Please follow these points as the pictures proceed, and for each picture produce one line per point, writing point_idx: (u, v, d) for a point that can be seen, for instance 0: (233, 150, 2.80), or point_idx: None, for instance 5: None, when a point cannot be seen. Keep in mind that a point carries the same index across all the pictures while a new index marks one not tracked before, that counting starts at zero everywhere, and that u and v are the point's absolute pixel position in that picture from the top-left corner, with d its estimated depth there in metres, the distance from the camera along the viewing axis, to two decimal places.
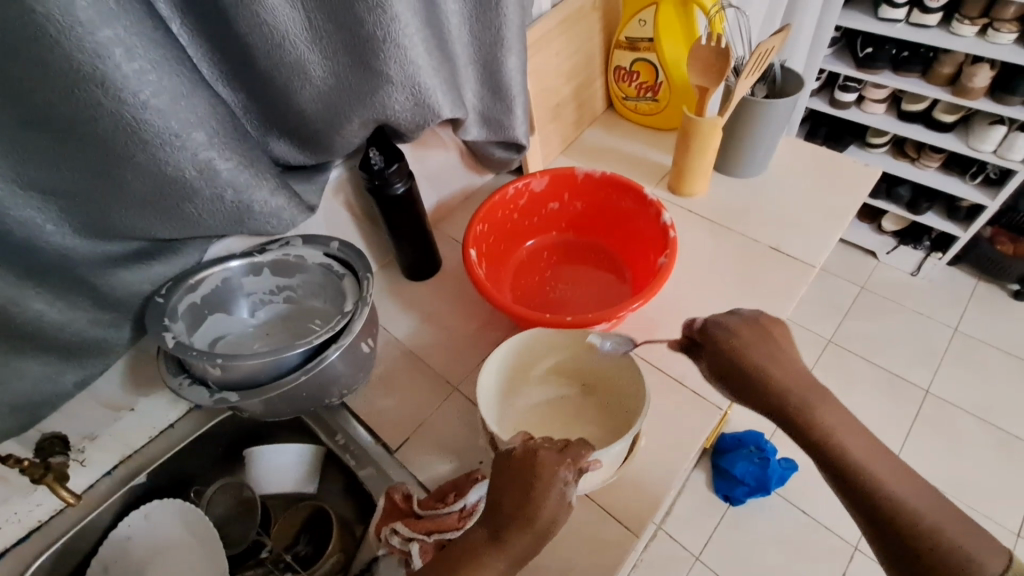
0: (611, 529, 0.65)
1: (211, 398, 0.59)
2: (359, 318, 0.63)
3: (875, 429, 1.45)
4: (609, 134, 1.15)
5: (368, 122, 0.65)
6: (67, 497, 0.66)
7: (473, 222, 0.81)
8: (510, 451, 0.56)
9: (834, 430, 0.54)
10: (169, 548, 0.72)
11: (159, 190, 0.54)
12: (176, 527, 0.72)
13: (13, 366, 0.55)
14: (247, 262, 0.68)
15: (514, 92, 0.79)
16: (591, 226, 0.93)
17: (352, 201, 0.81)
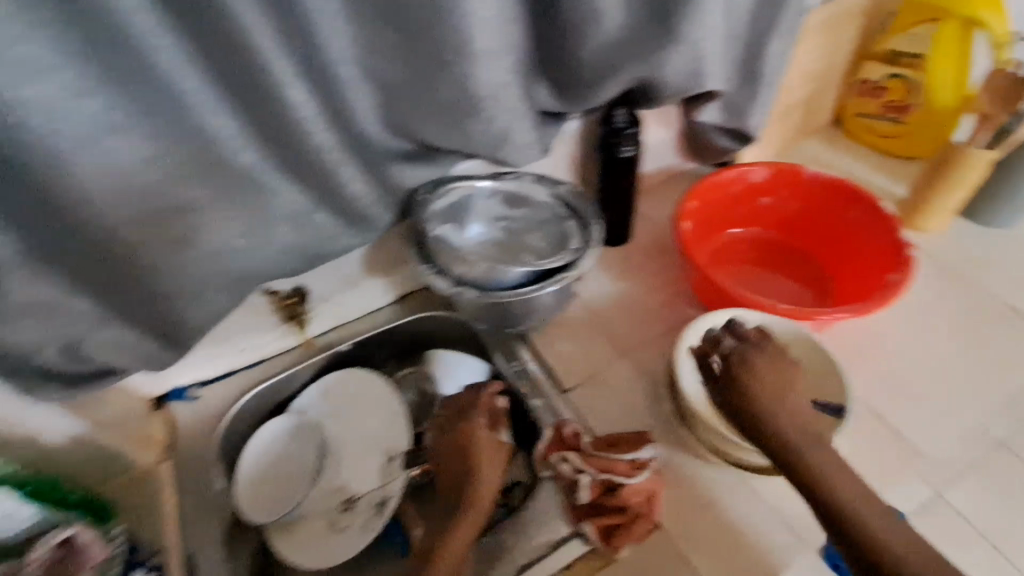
0: (778, 532, 0.64)
1: (450, 288, 0.67)
2: (585, 257, 0.68)
3: None
4: (829, 148, 1.08)
5: (635, 80, 0.68)
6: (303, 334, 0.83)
7: (688, 197, 0.84)
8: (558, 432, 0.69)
9: (894, 542, 0.52)
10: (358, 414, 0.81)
11: (456, 101, 0.61)
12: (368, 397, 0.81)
13: (314, 219, 0.61)
14: (489, 185, 0.76)
15: (768, 80, 0.78)
16: (801, 232, 0.90)
17: (575, 154, 0.86)
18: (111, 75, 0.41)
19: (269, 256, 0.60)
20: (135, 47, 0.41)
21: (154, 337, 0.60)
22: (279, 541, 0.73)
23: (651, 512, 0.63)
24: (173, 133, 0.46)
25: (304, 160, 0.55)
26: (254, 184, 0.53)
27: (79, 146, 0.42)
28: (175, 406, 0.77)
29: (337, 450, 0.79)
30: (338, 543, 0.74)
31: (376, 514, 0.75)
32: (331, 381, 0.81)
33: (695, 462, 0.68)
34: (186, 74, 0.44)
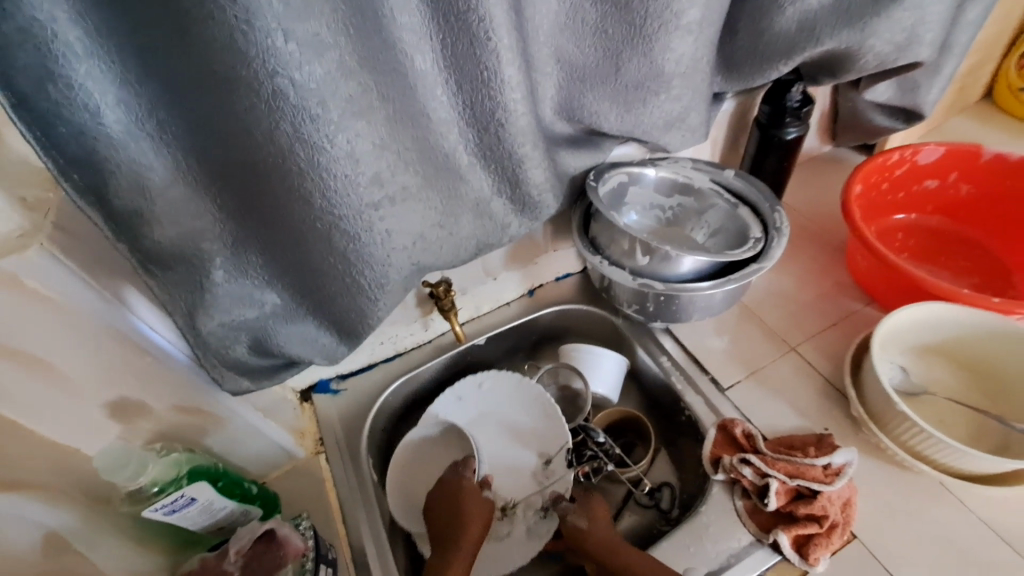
0: (998, 549, 0.57)
1: (634, 281, 0.62)
2: (775, 245, 0.62)
3: None
4: (983, 127, 0.99)
5: (826, 53, 0.62)
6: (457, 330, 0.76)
7: (853, 180, 0.77)
8: (715, 461, 0.64)
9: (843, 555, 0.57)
10: (503, 415, 0.77)
11: (644, 80, 0.57)
12: (510, 396, 0.78)
13: (491, 208, 0.58)
14: (646, 171, 0.72)
15: (959, 51, 0.70)
16: (972, 218, 0.82)
17: (723, 137, 0.81)
18: (365, 56, 0.39)
19: (448, 246, 0.56)
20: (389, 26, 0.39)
21: (333, 336, 0.56)
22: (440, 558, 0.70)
23: (849, 523, 0.58)
24: (400, 118, 0.43)
25: (501, 149, 0.52)
26: (454, 170, 0.51)
27: (341, 135, 0.40)
28: (319, 398, 0.77)
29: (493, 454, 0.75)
30: (503, 556, 0.69)
31: (543, 520, 0.70)
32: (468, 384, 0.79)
33: (888, 467, 0.63)
34: (422, 54, 0.42)
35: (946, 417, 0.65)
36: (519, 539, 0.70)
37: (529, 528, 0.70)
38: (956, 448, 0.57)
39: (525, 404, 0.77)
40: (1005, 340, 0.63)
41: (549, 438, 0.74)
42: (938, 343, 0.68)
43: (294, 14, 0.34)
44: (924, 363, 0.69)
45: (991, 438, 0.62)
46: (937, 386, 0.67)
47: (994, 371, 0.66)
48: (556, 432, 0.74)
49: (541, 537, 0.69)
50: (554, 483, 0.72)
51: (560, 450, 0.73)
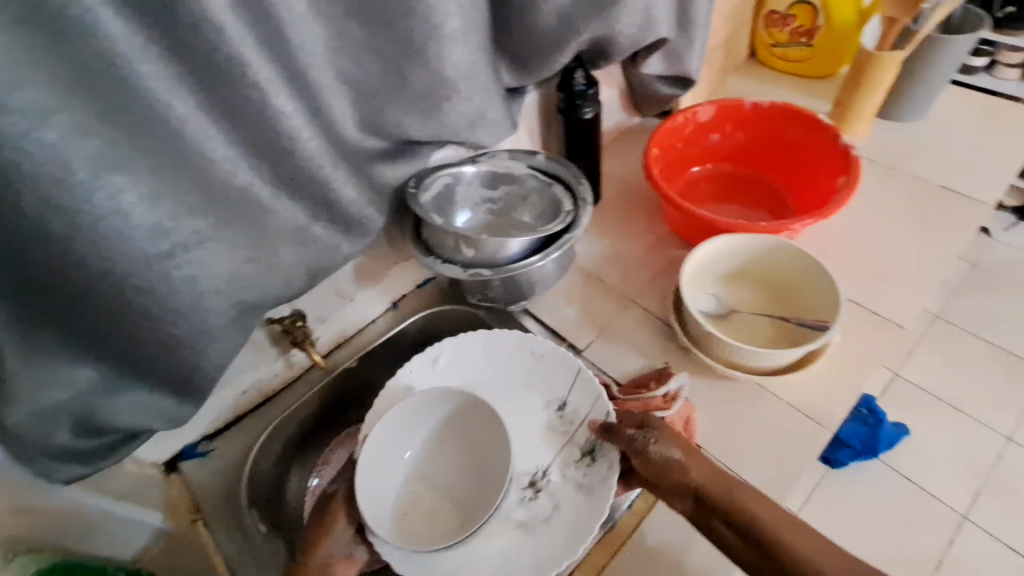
0: (805, 425, 0.68)
1: (465, 273, 0.65)
2: (582, 214, 0.69)
3: None
4: (753, 81, 1.16)
5: (589, 40, 0.70)
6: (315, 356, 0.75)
7: (649, 145, 0.88)
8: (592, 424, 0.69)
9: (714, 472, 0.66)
10: (490, 382, 0.75)
11: (432, 87, 0.61)
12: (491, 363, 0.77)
13: (312, 233, 0.59)
14: (468, 170, 0.77)
15: (700, 22, 0.83)
16: (752, 159, 0.97)
17: (536, 126, 0.88)
18: (109, 112, 0.40)
19: (275, 276, 0.57)
20: (133, 81, 0.40)
21: (173, 396, 0.56)
22: (466, 568, 0.61)
23: (692, 437, 0.67)
24: (171, 165, 0.45)
25: (299, 175, 0.54)
26: (255, 205, 0.52)
27: (102, 192, 0.41)
28: (188, 465, 0.74)
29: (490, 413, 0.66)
30: (561, 529, 0.63)
31: (593, 467, 0.66)
32: (422, 364, 0.75)
33: (716, 381, 0.73)
34: (181, 100, 0.44)
35: (753, 330, 0.77)
36: (569, 501, 0.65)
37: (576, 484, 0.66)
38: (755, 352, 0.67)
39: (508, 362, 0.76)
40: (780, 253, 0.76)
41: (552, 381, 0.74)
42: (736, 268, 0.80)
43: (10, 85, 0.35)
44: (732, 287, 0.80)
45: (787, 336, 0.75)
46: (743, 304, 0.79)
47: (782, 281, 0.78)
48: (554, 370, 0.74)
49: (608, 479, 0.64)
50: (581, 428, 0.70)
51: (571, 390, 0.72)
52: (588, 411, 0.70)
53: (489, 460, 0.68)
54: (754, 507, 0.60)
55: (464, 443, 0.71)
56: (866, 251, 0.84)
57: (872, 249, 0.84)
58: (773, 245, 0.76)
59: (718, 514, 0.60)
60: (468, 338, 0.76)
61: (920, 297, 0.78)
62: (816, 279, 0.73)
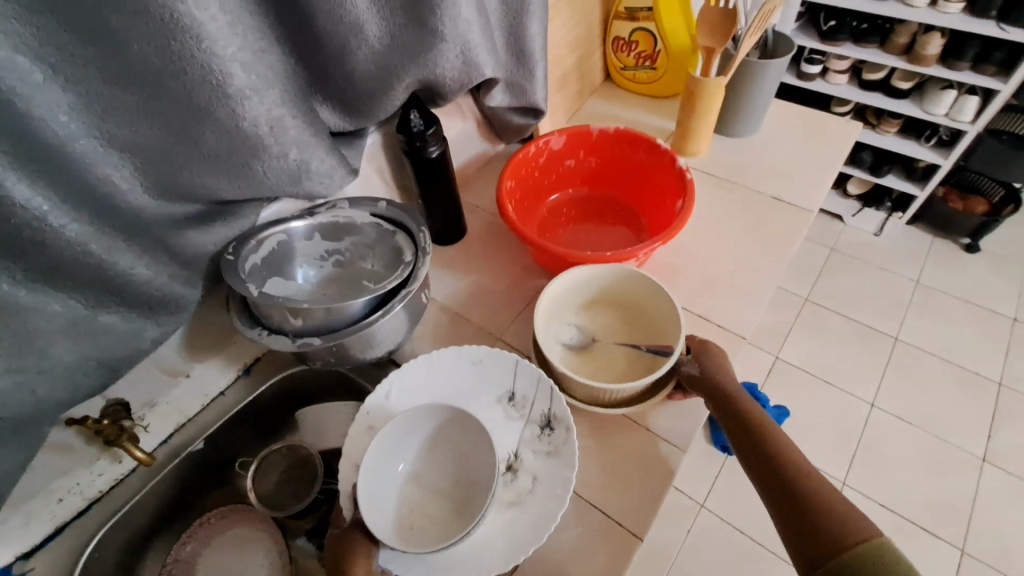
0: (660, 448, 0.72)
1: (294, 344, 0.60)
2: (422, 265, 0.66)
3: (852, 376, 1.65)
4: (609, 103, 1.21)
5: (415, 84, 0.68)
6: (141, 456, 0.67)
7: (503, 178, 0.87)
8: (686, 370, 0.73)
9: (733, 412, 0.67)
10: (448, 394, 0.74)
11: (232, 148, 0.56)
12: (433, 383, 0.75)
13: (101, 322, 0.53)
14: (304, 224, 0.71)
15: (537, 57, 0.83)
16: (607, 182, 1.00)
17: (386, 167, 0.85)
18: None
19: (51, 377, 0.51)
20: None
21: None
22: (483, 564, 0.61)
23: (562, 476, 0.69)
24: None
25: (65, 261, 0.48)
26: (8, 308, 0.46)
27: None
28: None
29: (456, 416, 0.66)
30: (551, 498, 0.65)
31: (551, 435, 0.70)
32: (377, 400, 0.72)
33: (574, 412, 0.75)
34: None
35: (611, 356, 0.79)
36: (546, 471, 0.68)
37: (546, 455, 0.69)
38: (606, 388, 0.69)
39: (447, 373, 0.75)
40: (619, 277, 0.79)
41: (496, 379, 0.75)
42: (595, 294, 0.83)
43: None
44: (593, 314, 0.83)
45: (640, 362, 0.77)
46: (602, 331, 0.82)
47: (637, 305, 0.81)
48: (495, 368, 0.75)
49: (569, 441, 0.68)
50: (535, 406, 0.72)
51: (516, 378, 0.74)
52: (538, 393, 0.73)
53: (466, 463, 0.68)
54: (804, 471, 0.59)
55: (430, 456, 0.69)
56: (712, 265, 0.89)
57: (717, 262, 0.89)
58: (622, 273, 0.78)
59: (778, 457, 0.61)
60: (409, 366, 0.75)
61: (761, 306, 0.84)
62: (652, 295, 0.77)
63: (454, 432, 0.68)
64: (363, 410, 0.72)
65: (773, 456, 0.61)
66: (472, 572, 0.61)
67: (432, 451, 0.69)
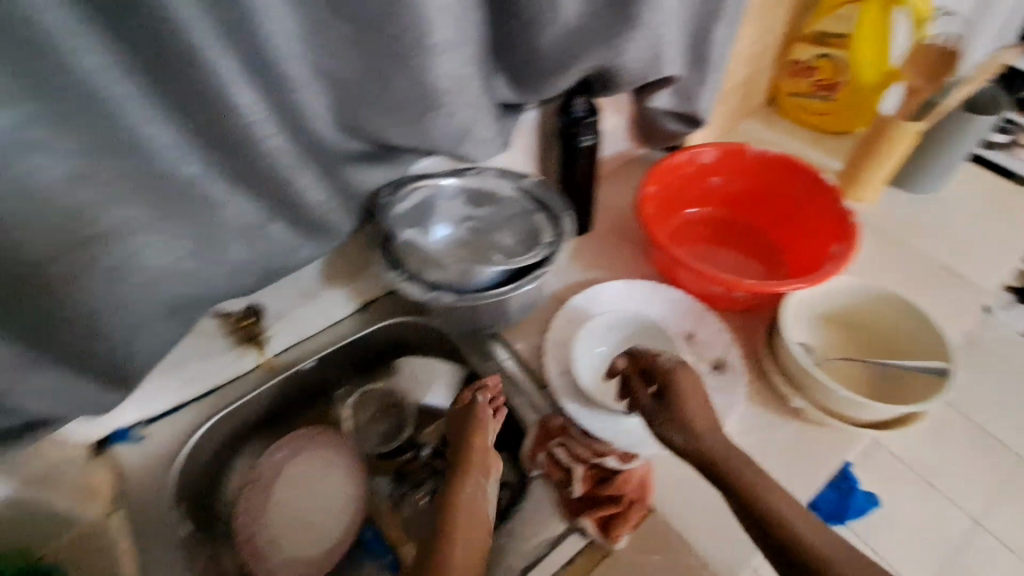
0: None
1: (426, 293, 0.63)
2: (559, 253, 0.68)
3: None
4: (767, 128, 1.13)
5: (594, 68, 0.67)
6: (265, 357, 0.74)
7: (647, 182, 0.84)
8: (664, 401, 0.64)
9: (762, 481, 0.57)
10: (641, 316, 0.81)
11: (417, 96, 0.58)
12: (630, 305, 0.82)
13: (268, 232, 0.56)
14: (451, 183, 0.73)
15: (715, 64, 0.79)
16: (750, 209, 0.93)
17: (534, 144, 0.85)
18: (27, 88, 0.36)
19: (221, 271, 0.54)
20: (64, 58, 0.36)
21: (92, 383, 0.52)
22: (641, 441, 0.67)
23: (646, 498, 0.64)
24: (102, 148, 0.41)
25: (258, 168, 0.50)
26: (199, 201, 0.48)
27: (12, 170, 0.37)
28: (118, 448, 0.69)
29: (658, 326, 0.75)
30: None
31: (720, 375, 0.74)
32: (581, 301, 0.82)
33: (755, 435, 0.70)
34: (120, 82, 0.40)
35: (843, 375, 0.73)
36: (710, 401, 0.72)
37: (710, 388, 0.73)
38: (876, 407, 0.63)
39: (644, 298, 0.82)
40: (888, 301, 0.73)
41: (683, 318, 0.80)
42: (853, 309, 0.76)
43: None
44: (828, 328, 0.77)
45: (875, 391, 0.71)
46: (834, 348, 0.75)
47: (894, 339, 0.74)
48: (688, 310, 0.80)
49: (734, 386, 0.72)
50: (710, 349, 0.76)
51: (698, 323, 0.79)
52: (716, 339, 0.77)
53: None
54: (789, 521, 0.55)
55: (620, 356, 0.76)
56: None
57: None
58: (900, 298, 0.72)
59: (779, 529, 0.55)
60: (617, 282, 0.83)
61: None
62: (901, 318, 0.72)
63: (644, 342, 0.76)
64: (569, 305, 0.81)
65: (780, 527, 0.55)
66: (633, 443, 0.67)
67: (623, 351, 0.76)
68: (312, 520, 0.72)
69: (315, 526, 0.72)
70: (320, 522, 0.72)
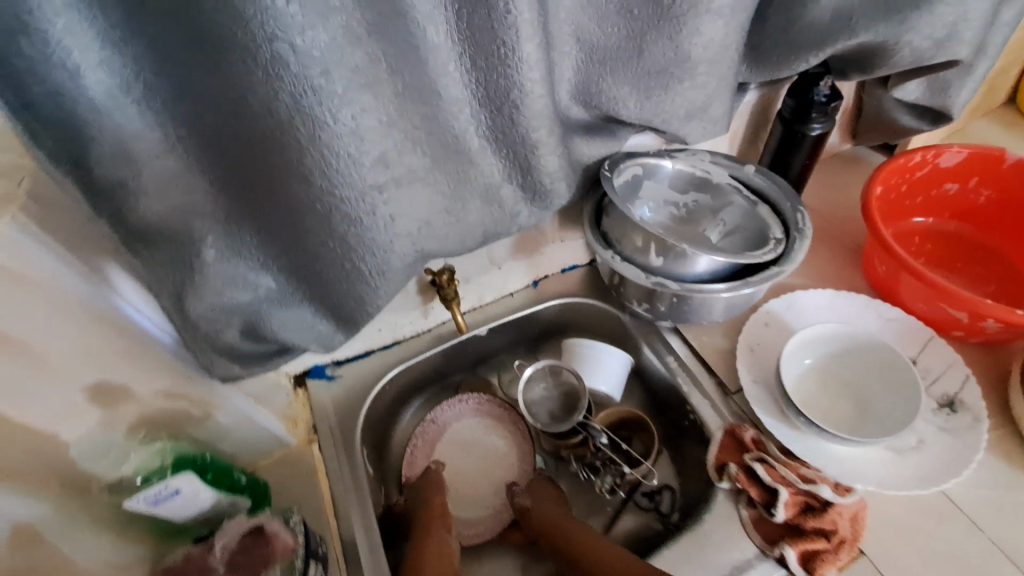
0: (1005, 567, 0.56)
1: (646, 279, 0.60)
2: (797, 250, 0.60)
3: None
4: (1003, 133, 0.96)
5: (858, 45, 0.60)
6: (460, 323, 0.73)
7: (875, 182, 0.74)
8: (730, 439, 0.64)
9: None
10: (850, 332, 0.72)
11: (671, 66, 0.54)
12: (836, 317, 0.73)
13: (501, 194, 0.55)
14: (664, 164, 0.68)
15: (992, 50, 0.68)
16: (990, 223, 0.79)
17: (744, 129, 0.78)
18: (376, 27, 0.36)
19: (455, 231, 0.53)
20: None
21: (329, 321, 0.54)
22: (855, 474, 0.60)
23: (857, 538, 0.57)
24: (408, 94, 0.40)
25: (518, 127, 0.48)
26: (463, 153, 0.48)
27: (347, 109, 0.36)
28: (314, 384, 0.73)
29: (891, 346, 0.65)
30: (932, 463, 0.60)
31: (952, 415, 0.64)
32: (780, 305, 0.74)
33: (993, 490, 0.60)
34: (437, 24, 0.39)
35: None
36: (938, 441, 0.62)
37: (938, 427, 0.63)
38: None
39: (855, 313, 0.73)
40: None
41: (904, 341, 0.70)
42: None
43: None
44: None
45: None
46: None
47: None
48: (911, 335, 0.70)
49: (972, 430, 0.62)
50: (937, 383, 0.67)
51: (923, 351, 0.69)
52: (946, 372, 0.67)
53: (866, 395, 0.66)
54: None
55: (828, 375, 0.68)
56: None
57: None
58: None
59: None
60: (823, 291, 0.75)
61: None
62: None
63: (864, 364, 0.67)
64: (764, 308, 0.74)
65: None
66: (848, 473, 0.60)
67: (833, 366, 0.68)
68: (465, 485, 0.75)
69: (465, 492, 0.75)
70: (472, 489, 0.75)
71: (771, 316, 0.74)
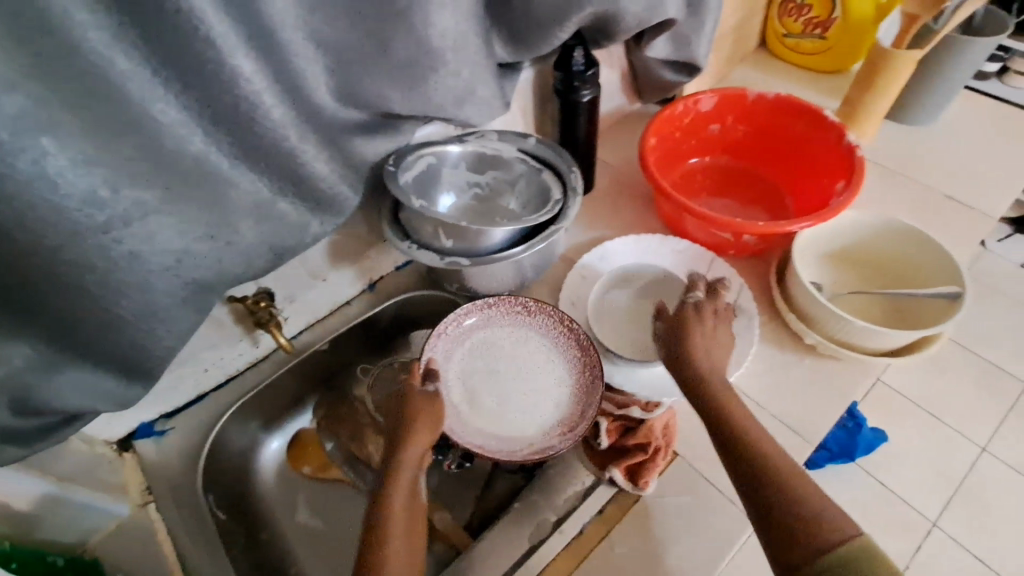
0: (786, 436, 0.66)
1: (442, 261, 0.63)
2: (572, 205, 0.67)
3: None
4: (761, 72, 1.11)
5: (591, 17, 0.66)
6: (282, 342, 0.71)
7: (648, 134, 0.82)
8: None
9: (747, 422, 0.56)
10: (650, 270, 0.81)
11: (415, 58, 0.55)
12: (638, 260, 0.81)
13: (277, 209, 0.54)
14: (456, 149, 0.71)
15: (710, 7, 0.78)
16: (751, 153, 0.92)
17: (531, 105, 0.83)
18: (37, 66, 0.36)
19: (233, 251, 0.52)
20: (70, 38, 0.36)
21: (114, 373, 0.52)
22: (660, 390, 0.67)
23: (671, 444, 0.65)
24: (109, 127, 0.40)
25: (261, 140, 0.48)
26: (211, 177, 0.47)
27: (25, 154, 0.36)
28: (142, 445, 0.70)
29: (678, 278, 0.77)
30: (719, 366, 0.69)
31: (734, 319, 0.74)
32: (591, 259, 0.81)
33: (774, 375, 0.70)
34: (125, 57, 0.39)
35: (857, 312, 0.73)
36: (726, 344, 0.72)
37: None
38: (889, 335, 0.65)
39: (652, 250, 0.82)
40: (888, 232, 0.74)
41: (693, 266, 0.80)
42: (857, 247, 0.77)
43: None
44: (834, 267, 0.77)
45: (894, 321, 0.71)
46: (841, 286, 0.75)
47: (900, 269, 0.74)
48: (697, 259, 0.80)
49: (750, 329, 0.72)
50: (722, 295, 0.76)
51: (709, 271, 0.79)
52: (727, 284, 0.77)
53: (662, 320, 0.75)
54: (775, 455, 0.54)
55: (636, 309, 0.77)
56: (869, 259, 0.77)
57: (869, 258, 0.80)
58: (898, 224, 0.73)
59: (744, 442, 0.55)
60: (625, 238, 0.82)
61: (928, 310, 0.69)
62: (904, 244, 0.73)
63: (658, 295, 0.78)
64: (580, 262, 0.81)
65: (743, 446, 0.55)
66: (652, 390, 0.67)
67: (635, 305, 0.77)
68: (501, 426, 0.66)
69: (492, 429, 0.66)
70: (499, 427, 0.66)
71: (585, 272, 0.80)
